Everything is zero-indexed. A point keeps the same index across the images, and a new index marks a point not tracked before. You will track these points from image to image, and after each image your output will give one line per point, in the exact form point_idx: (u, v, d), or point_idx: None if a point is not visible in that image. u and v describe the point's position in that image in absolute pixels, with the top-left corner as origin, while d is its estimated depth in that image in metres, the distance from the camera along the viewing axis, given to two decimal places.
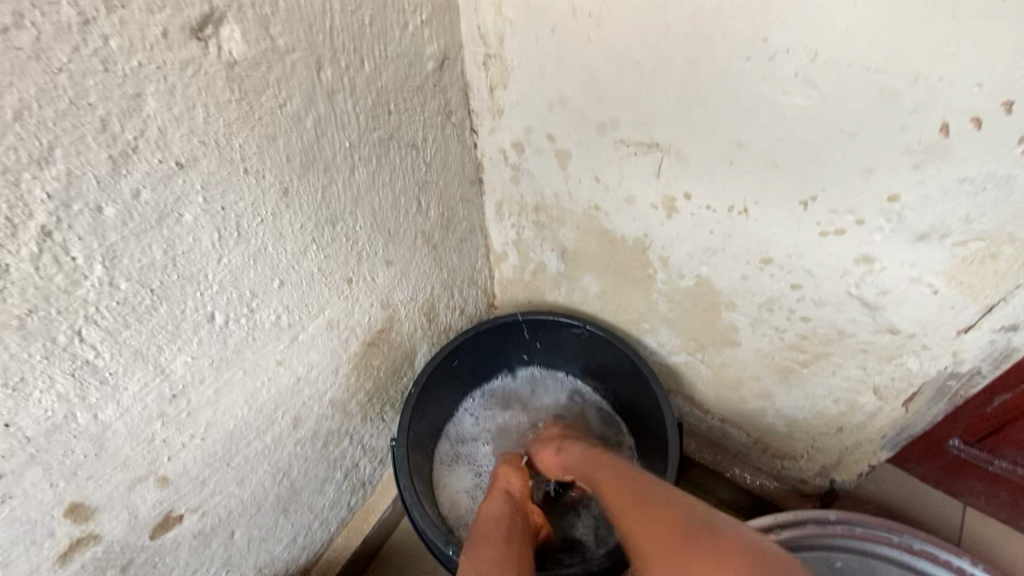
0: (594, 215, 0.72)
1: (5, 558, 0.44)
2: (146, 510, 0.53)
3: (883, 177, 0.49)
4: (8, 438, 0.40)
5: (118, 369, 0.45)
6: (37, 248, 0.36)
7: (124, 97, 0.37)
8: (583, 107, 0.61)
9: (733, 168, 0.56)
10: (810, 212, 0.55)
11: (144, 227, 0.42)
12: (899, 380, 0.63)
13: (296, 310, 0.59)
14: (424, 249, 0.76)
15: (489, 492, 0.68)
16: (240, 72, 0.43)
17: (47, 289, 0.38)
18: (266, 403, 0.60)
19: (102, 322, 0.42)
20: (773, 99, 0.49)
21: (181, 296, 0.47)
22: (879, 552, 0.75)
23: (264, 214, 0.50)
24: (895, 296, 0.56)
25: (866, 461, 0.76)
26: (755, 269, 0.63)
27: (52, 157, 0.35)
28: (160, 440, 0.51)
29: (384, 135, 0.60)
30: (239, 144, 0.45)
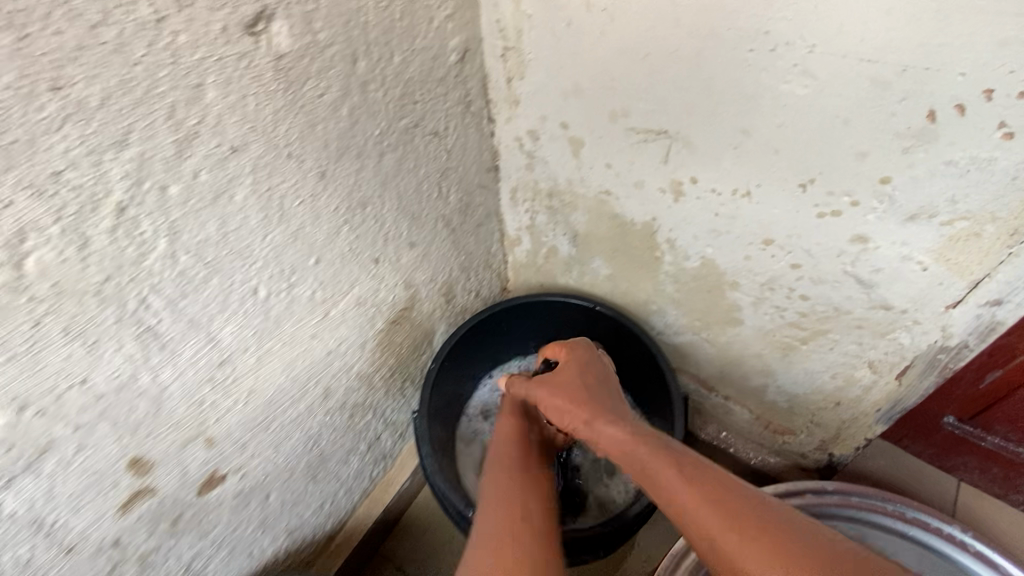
0: (605, 200, 0.76)
1: (78, 504, 0.49)
2: (195, 467, 0.58)
3: (876, 161, 0.52)
4: (84, 393, 0.45)
5: (176, 335, 0.49)
6: (113, 222, 0.41)
7: (189, 86, 0.41)
8: (597, 97, 0.65)
9: (737, 153, 0.60)
10: (809, 194, 0.58)
11: (202, 205, 0.46)
12: (893, 354, 0.67)
13: (329, 287, 0.63)
14: (444, 232, 0.80)
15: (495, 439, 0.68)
16: (287, 64, 0.47)
17: (120, 259, 0.42)
18: (301, 373, 0.65)
19: (164, 291, 0.47)
20: (774, 88, 0.53)
21: (230, 269, 0.51)
22: (875, 522, 0.79)
23: (303, 196, 0.55)
24: (886, 273, 0.60)
25: (862, 434, 0.81)
26: (757, 250, 0.67)
27: (129, 140, 0.40)
28: (210, 402, 0.56)
29: (410, 123, 0.64)
30: (284, 130, 0.50)
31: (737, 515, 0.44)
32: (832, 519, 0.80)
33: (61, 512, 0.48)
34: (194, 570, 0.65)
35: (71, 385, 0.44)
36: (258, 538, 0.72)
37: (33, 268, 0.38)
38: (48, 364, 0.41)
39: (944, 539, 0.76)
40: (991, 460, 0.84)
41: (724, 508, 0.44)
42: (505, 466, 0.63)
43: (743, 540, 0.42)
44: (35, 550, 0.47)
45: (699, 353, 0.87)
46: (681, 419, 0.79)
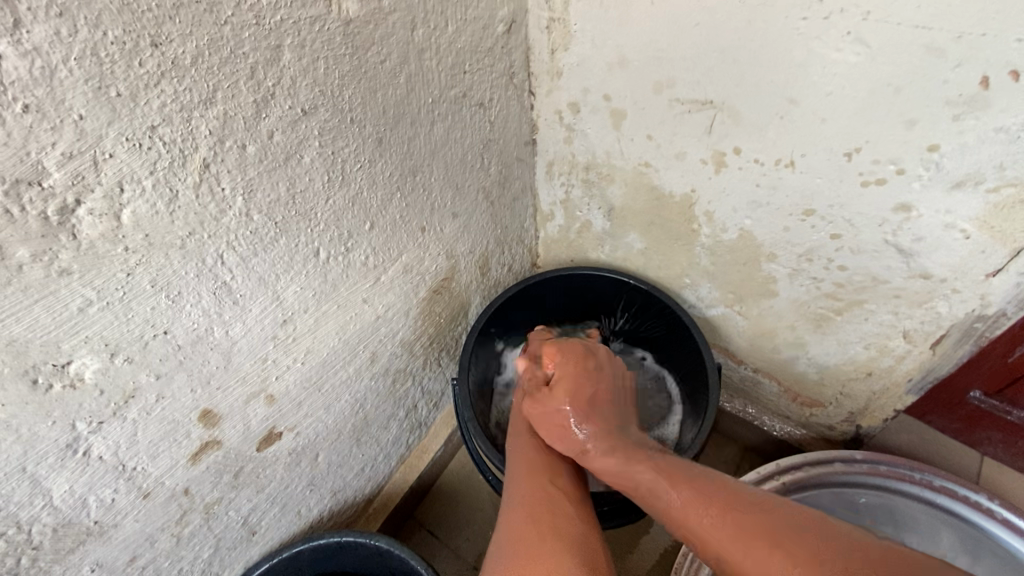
0: (644, 172, 0.77)
1: (155, 451, 0.51)
2: (256, 423, 0.60)
3: (924, 128, 0.54)
4: (165, 343, 0.47)
5: (246, 292, 0.52)
6: (198, 178, 0.43)
7: (268, 48, 0.43)
8: (643, 68, 0.66)
9: (783, 123, 0.61)
10: (853, 163, 0.60)
11: (274, 165, 0.48)
12: (929, 324, 0.68)
13: (380, 253, 0.66)
14: (484, 204, 0.82)
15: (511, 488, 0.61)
16: (354, 29, 0.49)
17: (203, 215, 0.45)
18: (352, 337, 0.68)
19: (238, 249, 0.49)
20: (825, 57, 0.54)
21: (296, 230, 0.53)
22: (902, 490, 0.81)
23: (363, 161, 0.57)
24: (928, 242, 0.61)
25: (892, 405, 0.82)
26: (796, 221, 0.68)
27: (215, 99, 0.41)
28: (272, 359, 0.58)
29: (459, 93, 0.66)
30: (348, 95, 0.52)
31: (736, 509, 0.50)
32: (859, 487, 0.83)
33: (140, 458, 0.50)
34: (250, 524, 0.68)
35: (155, 335, 0.46)
36: (307, 497, 0.75)
37: (129, 219, 0.40)
38: (136, 314, 0.44)
39: (971, 505, 0.78)
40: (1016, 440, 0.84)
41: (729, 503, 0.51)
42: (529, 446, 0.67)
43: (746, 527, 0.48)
44: (117, 494, 0.50)
45: (730, 325, 0.88)
46: (713, 388, 0.81)
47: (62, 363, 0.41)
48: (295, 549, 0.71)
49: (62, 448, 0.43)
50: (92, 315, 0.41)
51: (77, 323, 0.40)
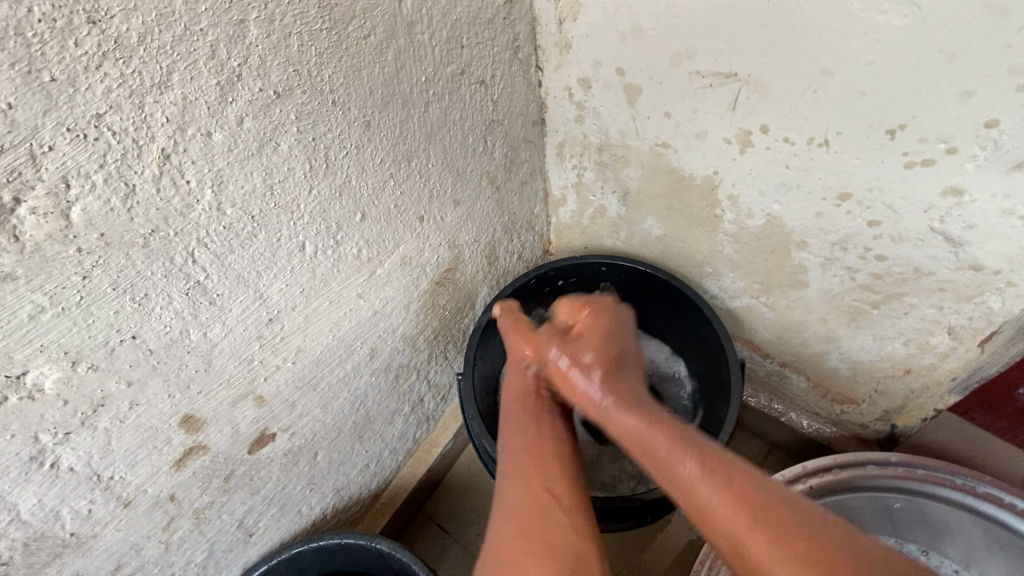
0: (662, 153, 0.70)
1: (133, 459, 0.48)
2: (245, 426, 0.57)
3: (983, 100, 0.47)
4: (134, 349, 0.44)
5: (224, 292, 0.48)
6: (158, 170, 0.39)
7: (231, 23, 0.38)
8: (659, 38, 0.60)
9: (817, 97, 0.54)
10: (896, 141, 0.53)
11: (246, 154, 0.44)
12: (978, 319, 0.62)
13: (374, 245, 0.61)
14: (489, 189, 0.76)
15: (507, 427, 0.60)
16: (331, 1, 0.44)
17: (166, 211, 0.41)
18: (348, 333, 0.64)
19: (211, 246, 0.45)
20: (867, 20, 0.47)
21: (277, 224, 0.49)
22: (942, 496, 0.75)
23: (349, 146, 0.52)
24: (982, 231, 0.54)
25: (932, 405, 0.76)
26: (831, 206, 0.62)
27: (170, 82, 0.37)
28: (258, 361, 0.55)
29: (456, 70, 0.60)
30: (328, 74, 0.47)
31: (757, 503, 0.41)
32: (894, 492, 0.77)
33: (117, 467, 0.48)
34: (246, 526, 0.65)
35: (121, 341, 0.43)
36: (307, 496, 0.72)
37: (79, 218, 0.36)
38: (97, 319, 0.40)
39: (1019, 515, 0.70)
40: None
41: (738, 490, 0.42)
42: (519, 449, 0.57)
43: None
44: (93, 504, 0.47)
45: (756, 318, 0.82)
46: (733, 385, 0.76)
47: (17, 374, 0.38)
48: (295, 551, 0.69)
49: (25, 462, 0.41)
50: (46, 323, 0.38)
51: (29, 331, 0.37)
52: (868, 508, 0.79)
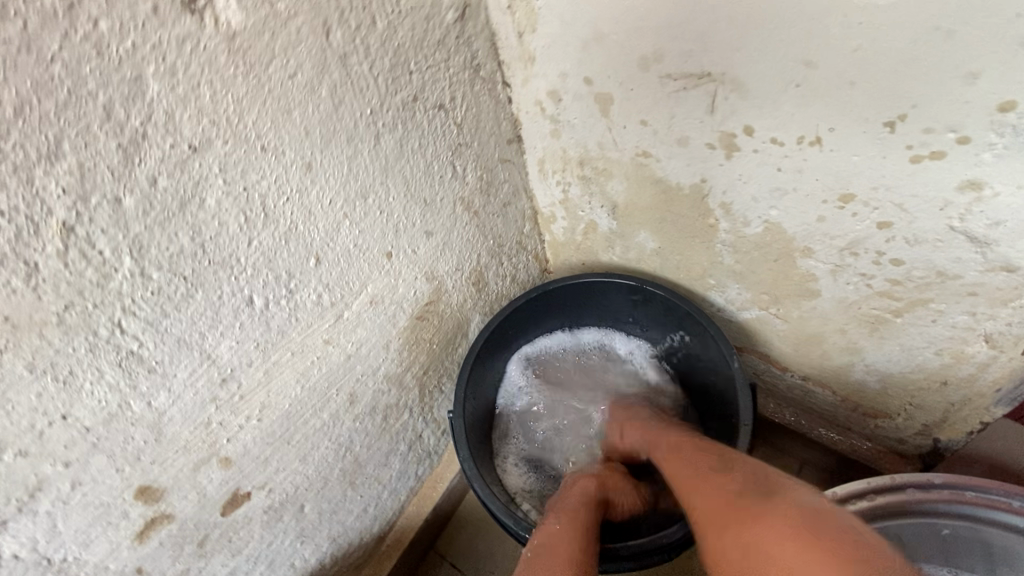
0: (644, 163, 0.65)
1: (87, 538, 0.46)
2: (213, 489, 0.55)
3: (995, 81, 0.40)
4: (68, 428, 0.42)
5: (164, 358, 0.45)
6: (62, 245, 0.37)
7: (124, 81, 0.36)
8: (622, 42, 0.54)
9: (800, 92, 0.48)
10: (897, 134, 0.46)
11: (167, 215, 0.41)
12: (1018, 326, 0.53)
13: (337, 289, 0.58)
14: (465, 216, 0.72)
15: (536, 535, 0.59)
16: (242, 43, 0.41)
17: (79, 284, 0.38)
18: (319, 381, 0.61)
19: (140, 313, 0.42)
20: (846, 2, 0.41)
21: (215, 281, 0.47)
22: (1001, 520, 0.65)
23: (289, 192, 0.49)
24: (1010, 228, 0.47)
25: (977, 418, 0.67)
26: (832, 209, 0.55)
27: (61, 151, 0.35)
28: (217, 423, 0.52)
29: (407, 97, 0.57)
30: (252, 121, 0.44)
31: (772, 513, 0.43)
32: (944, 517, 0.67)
33: (69, 548, 0.46)
34: None
35: (51, 423, 0.40)
36: (298, 549, 0.70)
37: None
38: (17, 405, 0.38)
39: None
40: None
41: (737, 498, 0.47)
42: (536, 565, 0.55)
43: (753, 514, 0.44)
44: None
45: (769, 330, 0.75)
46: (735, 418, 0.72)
47: None
48: None
49: None
50: None
51: None
52: (913, 536, 0.69)
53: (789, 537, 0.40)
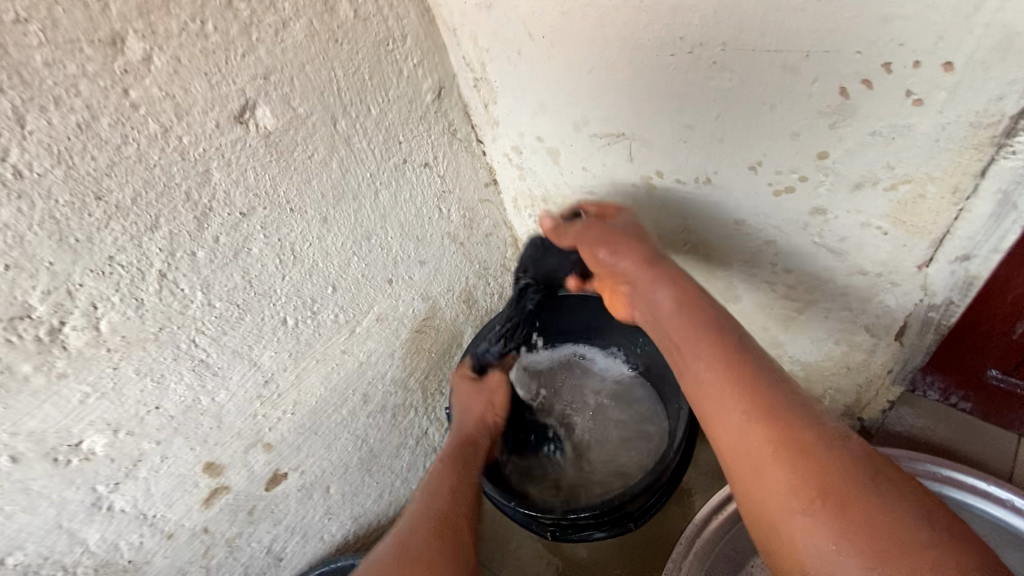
0: (592, 200, 0.81)
1: (170, 500, 0.63)
2: (259, 468, 0.71)
3: (809, 138, 0.55)
4: (159, 416, 0.58)
5: (223, 364, 0.62)
6: (159, 286, 0.54)
7: (197, 174, 0.53)
8: (559, 110, 0.71)
9: (688, 145, 0.63)
10: (760, 174, 0.61)
11: (225, 261, 0.58)
12: (884, 317, 0.67)
13: (350, 310, 0.75)
14: (453, 247, 0.89)
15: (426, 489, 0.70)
16: (274, 139, 0.58)
17: (169, 312, 0.55)
18: (339, 384, 0.77)
19: (207, 332, 0.59)
20: (702, 85, 0.57)
21: (259, 307, 0.64)
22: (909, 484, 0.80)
23: (312, 239, 0.66)
24: (853, 241, 0.61)
25: (884, 397, 0.80)
26: (732, 231, 0.70)
27: (159, 224, 0.52)
28: (262, 415, 0.69)
29: (398, 160, 0.74)
30: (283, 191, 0.61)
31: (786, 451, 0.46)
32: None
33: (158, 506, 0.62)
34: (275, 552, 0.79)
35: (149, 411, 0.57)
36: (326, 524, 0.85)
37: (107, 327, 0.51)
38: (128, 397, 0.55)
39: (991, 500, 0.75)
40: (999, 408, 0.84)
41: (758, 420, 0.48)
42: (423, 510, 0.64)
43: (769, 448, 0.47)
44: (143, 536, 0.62)
45: None
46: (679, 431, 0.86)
47: (76, 443, 0.53)
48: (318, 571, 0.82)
49: (89, 506, 0.56)
50: (91, 404, 0.53)
51: (80, 412, 0.52)
52: None
53: (796, 483, 0.45)
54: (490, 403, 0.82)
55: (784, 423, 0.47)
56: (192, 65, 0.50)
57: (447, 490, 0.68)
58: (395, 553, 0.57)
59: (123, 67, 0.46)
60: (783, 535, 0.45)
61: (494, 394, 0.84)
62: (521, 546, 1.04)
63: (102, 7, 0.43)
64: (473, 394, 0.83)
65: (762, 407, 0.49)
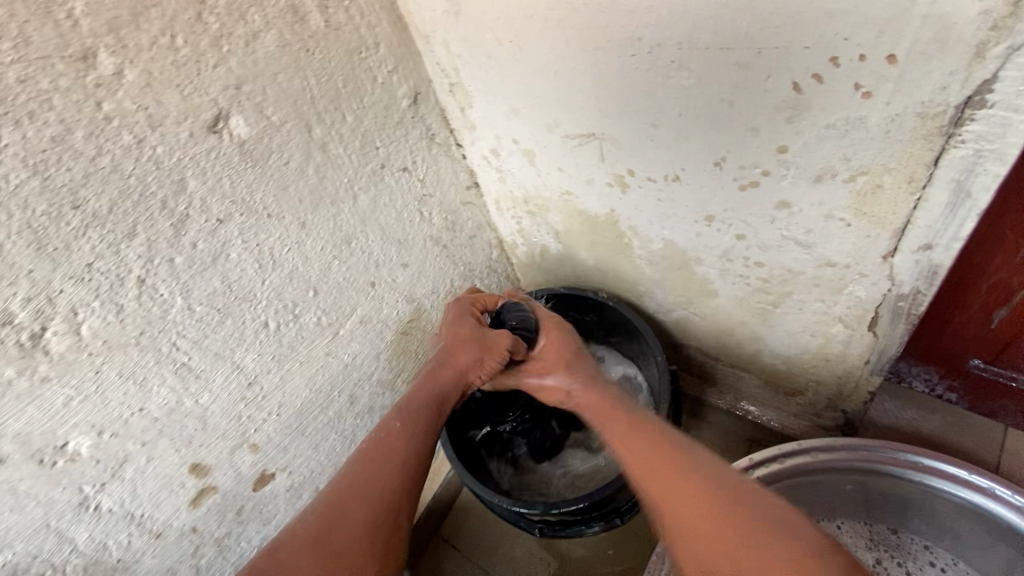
0: (569, 200, 0.82)
1: (157, 500, 0.65)
2: (246, 468, 0.73)
3: (767, 133, 0.56)
4: (143, 418, 0.60)
5: (206, 367, 0.64)
6: (138, 291, 0.56)
7: (173, 182, 0.55)
8: (531, 112, 0.72)
9: (655, 143, 0.65)
10: (725, 170, 0.62)
11: (204, 267, 0.60)
12: (855, 307, 0.68)
13: (333, 312, 0.77)
14: (436, 249, 0.90)
15: (377, 438, 0.60)
16: (249, 147, 0.60)
17: (149, 316, 0.57)
18: (324, 385, 0.79)
19: (188, 336, 0.61)
20: (663, 83, 0.58)
21: (240, 311, 0.65)
22: (890, 473, 0.80)
23: (291, 243, 0.68)
24: (819, 233, 0.62)
25: (864, 388, 0.80)
26: (703, 226, 0.71)
27: (136, 232, 0.54)
28: (247, 416, 0.71)
29: (376, 166, 0.75)
30: (260, 197, 0.63)
31: (686, 480, 0.50)
32: (843, 473, 0.82)
33: (145, 506, 0.64)
34: None
35: (133, 413, 0.59)
36: None
37: (88, 332, 0.53)
38: (111, 399, 0.57)
39: (972, 488, 0.75)
40: (985, 397, 0.84)
41: (662, 460, 0.53)
42: (359, 472, 0.57)
43: (676, 476, 0.50)
44: (132, 536, 0.64)
45: (694, 327, 0.90)
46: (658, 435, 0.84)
47: (61, 444, 0.55)
48: None
49: (76, 506, 0.58)
50: (75, 407, 0.54)
51: (64, 415, 0.54)
52: (826, 492, 0.84)
53: (695, 503, 0.48)
54: (478, 363, 0.71)
55: (688, 464, 0.52)
56: (164, 78, 0.52)
57: (398, 454, 0.59)
58: (318, 527, 0.52)
59: (95, 81, 0.48)
60: (693, 551, 0.46)
61: (488, 355, 0.71)
62: (513, 544, 1.05)
63: (72, 24, 0.45)
64: (467, 344, 0.72)
65: (667, 453, 0.53)
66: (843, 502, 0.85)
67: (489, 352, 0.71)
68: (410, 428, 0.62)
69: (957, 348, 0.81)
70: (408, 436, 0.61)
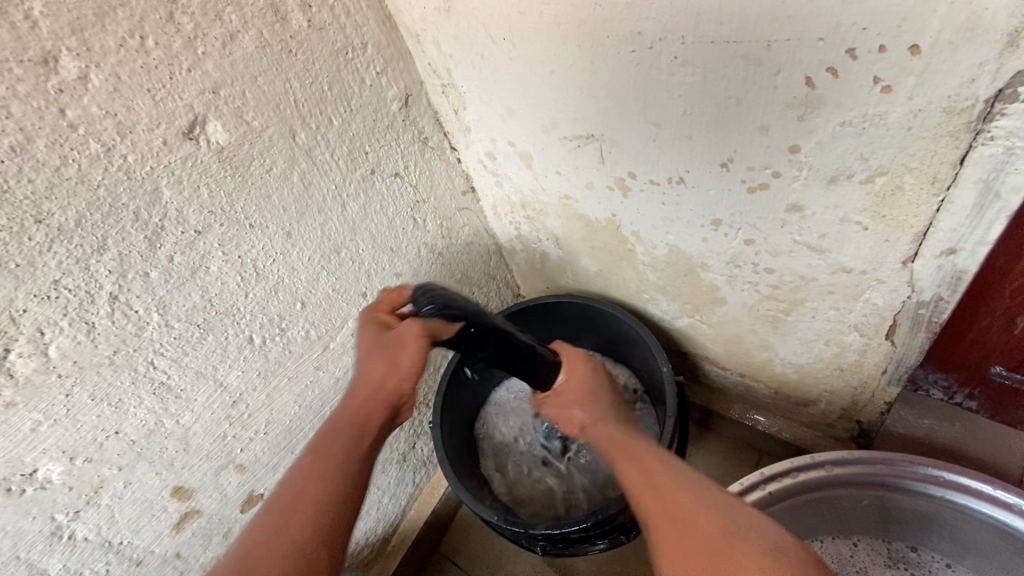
0: (568, 204, 0.79)
1: (137, 526, 0.62)
2: (232, 490, 0.70)
3: (778, 132, 0.52)
4: (119, 441, 0.57)
5: (187, 385, 0.61)
6: (110, 308, 0.52)
7: (146, 193, 0.52)
8: (526, 114, 0.69)
9: (657, 144, 0.61)
10: (732, 171, 0.58)
11: (181, 281, 0.57)
12: (872, 315, 0.64)
13: (322, 325, 0.73)
14: (431, 257, 0.87)
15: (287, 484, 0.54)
16: (229, 154, 0.57)
17: (123, 335, 0.54)
18: (314, 401, 0.76)
19: (166, 353, 0.58)
20: (666, 80, 0.54)
21: (222, 326, 0.62)
22: (909, 488, 0.76)
23: (275, 254, 0.65)
24: (833, 237, 0.58)
25: (881, 398, 0.76)
26: (710, 231, 0.67)
27: (107, 246, 0.51)
28: (232, 436, 0.67)
29: (366, 171, 0.72)
30: (241, 207, 0.60)
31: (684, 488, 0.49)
32: (860, 486, 0.78)
33: (124, 533, 0.61)
34: None
35: (108, 436, 0.56)
36: None
37: (56, 353, 0.50)
38: (84, 423, 0.54)
39: (997, 505, 0.71)
40: (1007, 405, 0.79)
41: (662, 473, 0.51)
42: (272, 523, 0.50)
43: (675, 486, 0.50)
44: (109, 564, 0.61)
45: (700, 335, 0.86)
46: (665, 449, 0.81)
47: (30, 472, 0.51)
48: None
49: (48, 535, 0.55)
50: (44, 432, 0.51)
51: (32, 441, 0.51)
52: (840, 507, 0.80)
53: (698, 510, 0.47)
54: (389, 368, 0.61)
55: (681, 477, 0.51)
56: (134, 82, 0.49)
57: (310, 495, 0.52)
58: None
59: (57, 86, 0.45)
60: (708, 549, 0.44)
61: (399, 352, 0.61)
62: (516, 560, 1.02)
63: (30, 25, 0.42)
64: (375, 353, 0.63)
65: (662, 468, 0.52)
66: (859, 517, 0.81)
67: (396, 349, 0.61)
68: (325, 466, 0.55)
69: (976, 356, 0.76)
70: (321, 473, 0.54)
